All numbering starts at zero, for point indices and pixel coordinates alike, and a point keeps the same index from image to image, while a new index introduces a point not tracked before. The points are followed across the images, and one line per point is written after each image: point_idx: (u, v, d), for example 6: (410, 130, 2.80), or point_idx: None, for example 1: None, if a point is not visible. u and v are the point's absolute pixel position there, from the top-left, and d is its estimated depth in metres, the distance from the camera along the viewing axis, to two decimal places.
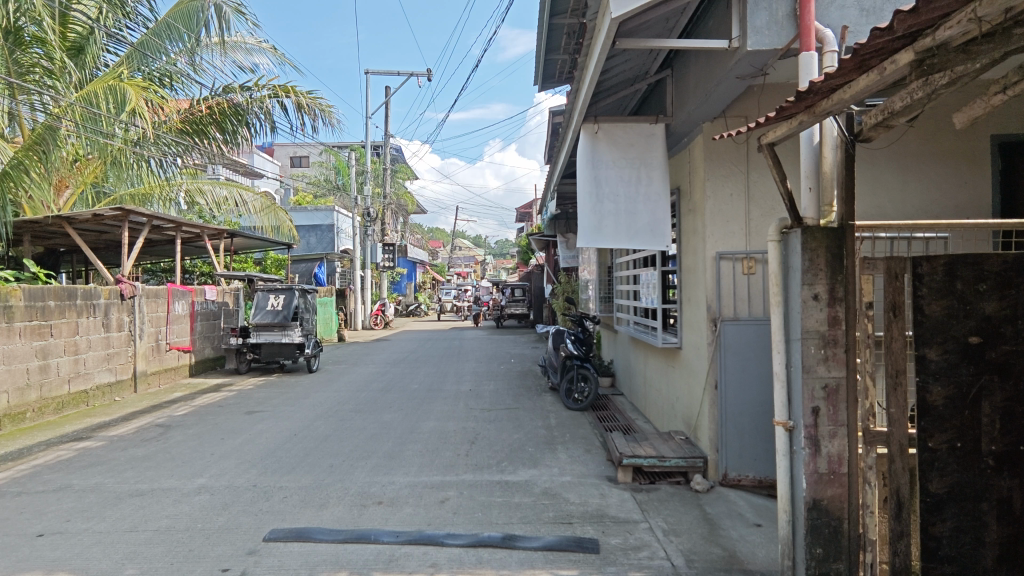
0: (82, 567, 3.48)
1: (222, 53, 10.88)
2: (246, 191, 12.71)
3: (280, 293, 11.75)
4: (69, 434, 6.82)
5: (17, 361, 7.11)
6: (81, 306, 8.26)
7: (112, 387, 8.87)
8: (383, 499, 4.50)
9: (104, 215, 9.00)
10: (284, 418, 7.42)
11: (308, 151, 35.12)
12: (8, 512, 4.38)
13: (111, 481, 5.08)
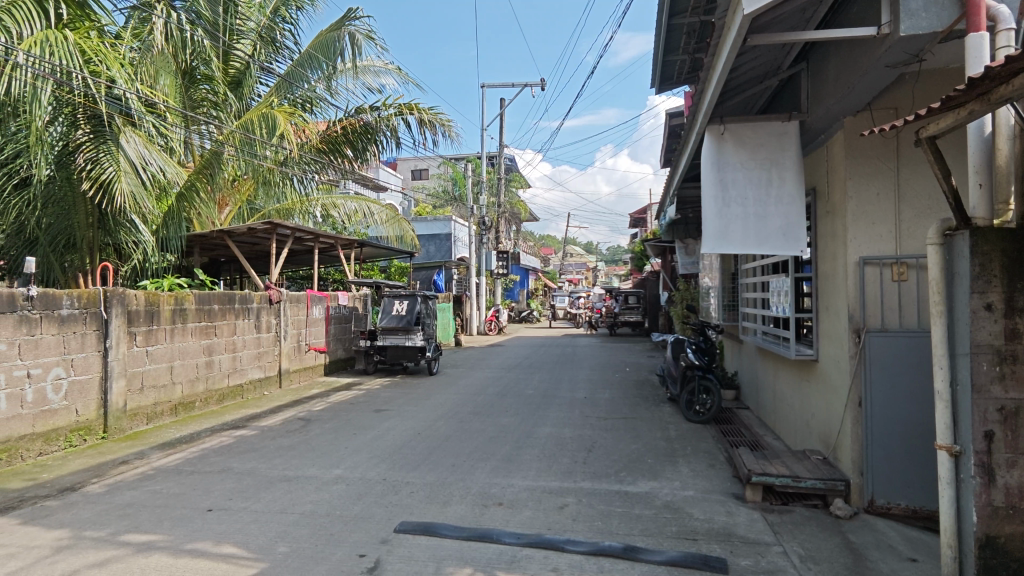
0: (243, 540, 3.91)
1: (355, 77, 11.81)
2: (375, 204, 13.67)
3: (404, 300, 12.47)
4: (229, 422, 7.73)
5: (189, 357, 8.17)
6: (238, 309, 9.32)
7: (262, 383, 9.90)
8: (503, 501, 4.61)
9: (256, 229, 10.09)
10: (408, 417, 7.87)
11: (428, 164, 37.07)
12: (184, 488, 5.06)
13: (264, 466, 5.69)
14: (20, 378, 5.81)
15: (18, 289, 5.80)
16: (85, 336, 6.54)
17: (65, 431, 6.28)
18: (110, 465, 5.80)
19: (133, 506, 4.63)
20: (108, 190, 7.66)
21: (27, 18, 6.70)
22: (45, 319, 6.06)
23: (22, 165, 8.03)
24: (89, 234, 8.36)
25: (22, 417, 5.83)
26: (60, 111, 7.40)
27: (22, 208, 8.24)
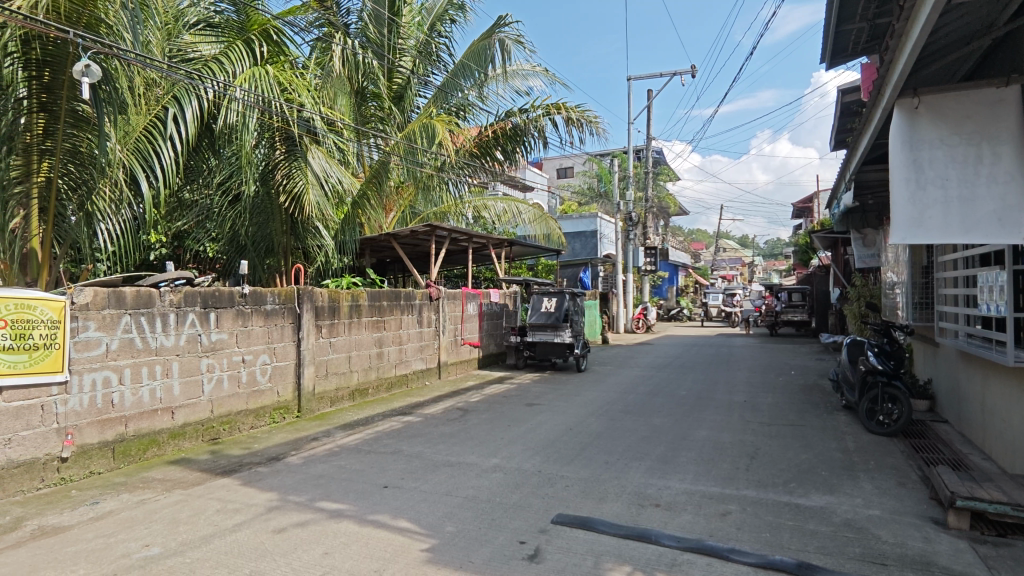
0: (416, 517, 4.27)
1: (505, 82, 12.24)
2: (522, 204, 14.03)
3: (552, 297, 12.67)
4: (398, 409, 8.46)
5: (363, 348, 9.07)
6: (403, 305, 10.14)
7: (424, 373, 10.70)
8: (661, 502, 4.51)
9: (418, 232, 10.92)
10: (559, 412, 8.01)
11: (573, 161, 37.33)
12: (364, 465, 5.64)
13: (429, 450, 6.15)
14: (238, 362, 6.90)
15: (235, 288, 6.87)
16: (284, 328, 7.58)
17: (270, 409, 7.34)
18: (304, 440, 6.66)
19: (324, 477, 5.28)
20: (300, 201, 8.88)
21: (240, 57, 7.95)
22: (255, 313, 7.12)
23: (233, 184, 9.37)
24: (284, 240, 9.72)
25: (239, 396, 6.93)
26: (264, 134, 8.63)
27: (234, 220, 9.71)
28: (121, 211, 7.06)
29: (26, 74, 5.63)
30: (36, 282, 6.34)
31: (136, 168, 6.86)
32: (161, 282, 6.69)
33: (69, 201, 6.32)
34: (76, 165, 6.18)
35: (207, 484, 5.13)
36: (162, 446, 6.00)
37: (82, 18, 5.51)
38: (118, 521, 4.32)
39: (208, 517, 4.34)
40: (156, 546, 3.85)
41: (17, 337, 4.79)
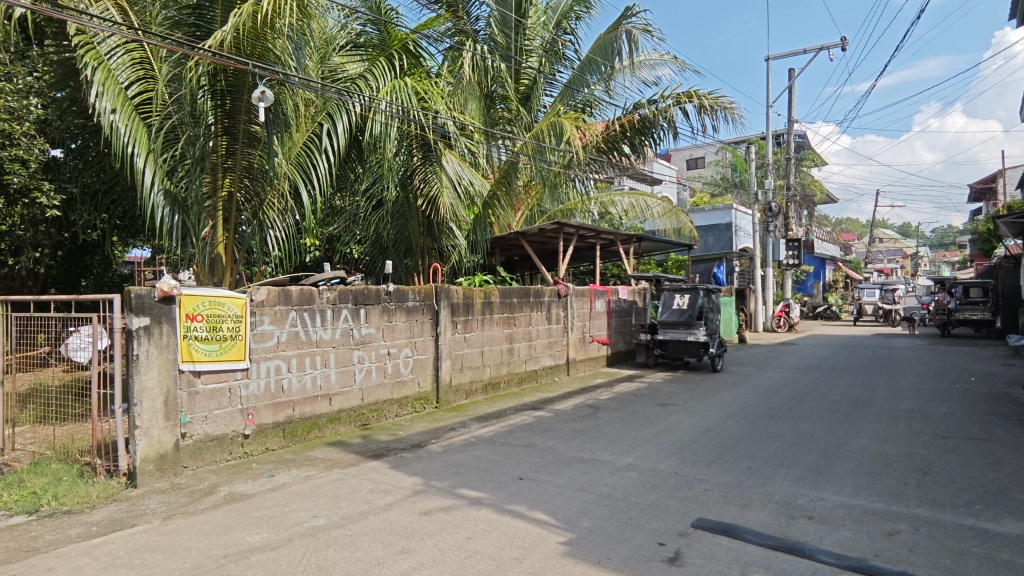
0: (552, 510, 4.33)
1: (632, 74, 11.99)
2: (651, 198, 13.63)
3: (685, 293, 12.16)
4: (529, 403, 8.65)
5: (496, 343, 9.37)
6: (533, 302, 10.32)
7: (553, 369, 10.83)
8: (814, 515, 4.17)
9: (547, 229, 11.02)
10: (695, 413, 7.69)
11: (704, 150, 35.64)
12: (499, 457, 5.84)
13: (562, 446, 6.22)
14: (384, 355, 7.46)
15: (381, 286, 7.42)
16: (423, 323, 8.06)
17: (412, 399, 7.86)
18: (443, 430, 7.03)
19: (463, 466, 5.55)
20: (436, 203, 9.40)
21: (382, 72, 8.49)
22: (398, 309, 7.64)
23: (378, 190, 10.12)
24: (422, 241, 10.29)
25: (385, 385, 7.49)
26: (403, 142, 9.19)
27: (377, 223, 10.49)
28: (286, 218, 7.98)
29: (214, 103, 6.51)
30: (222, 282, 7.33)
31: (297, 180, 7.71)
32: (320, 281, 7.43)
33: (245, 211, 7.21)
34: (251, 180, 7.05)
35: (362, 466, 5.63)
36: (322, 429, 6.68)
37: (257, 50, 6.23)
38: (290, 493, 4.89)
39: (364, 495, 4.76)
40: (322, 517, 4.30)
41: (211, 329, 5.61)
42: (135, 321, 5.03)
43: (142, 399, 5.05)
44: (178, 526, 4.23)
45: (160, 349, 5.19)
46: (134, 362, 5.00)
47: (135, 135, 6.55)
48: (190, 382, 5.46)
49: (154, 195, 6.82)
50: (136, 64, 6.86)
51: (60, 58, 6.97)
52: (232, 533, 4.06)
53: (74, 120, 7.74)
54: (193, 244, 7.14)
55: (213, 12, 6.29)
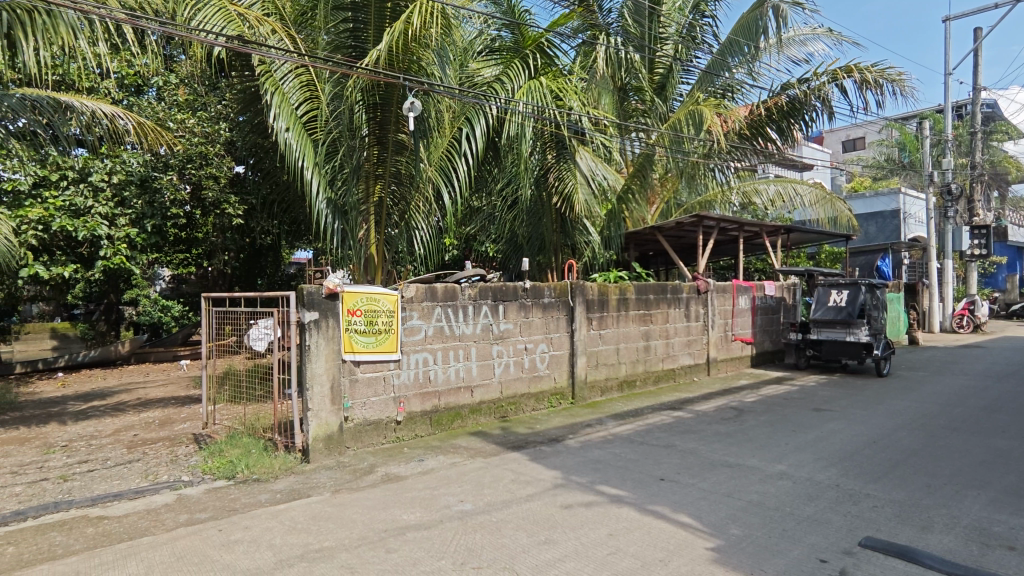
0: (697, 514, 4.17)
1: (780, 52, 11.11)
2: (801, 185, 12.57)
3: (843, 289, 11.04)
4: (666, 402, 8.39)
5: (631, 340, 9.21)
6: (670, 299, 9.97)
7: (692, 369, 10.40)
8: (1016, 545, 3.59)
9: (684, 222, 10.58)
10: (857, 421, 6.96)
11: (864, 130, 32.05)
12: (638, 455, 5.74)
13: (705, 448, 5.96)
14: (521, 350, 7.66)
15: (519, 282, 7.61)
16: (559, 319, 8.15)
17: (548, 393, 8.00)
18: (580, 426, 7.07)
19: (602, 462, 5.54)
20: (570, 200, 9.43)
21: (517, 74, 8.74)
22: (535, 305, 7.80)
23: (513, 189, 10.12)
24: (555, 237, 10.35)
25: (523, 380, 7.69)
26: (538, 141, 9.32)
27: (512, 222, 10.71)
28: (430, 220, 8.46)
29: (368, 116, 7.08)
30: (375, 280, 8.09)
31: (440, 183, 8.15)
32: (462, 278, 7.82)
33: (394, 213, 7.78)
34: (399, 184, 7.58)
35: (503, 456, 5.84)
36: (464, 419, 7.04)
37: (405, 63, 6.67)
38: (439, 477, 5.21)
39: (506, 485, 4.94)
40: (468, 502, 4.53)
41: (369, 323, 6.14)
42: (307, 314, 5.67)
43: (313, 384, 5.68)
44: (344, 500, 4.71)
45: (326, 340, 5.80)
46: (307, 351, 5.65)
47: (303, 150, 7.31)
48: (351, 370, 6.04)
49: (318, 204, 7.59)
50: (304, 86, 7.62)
51: (245, 86, 7.99)
52: (391, 510, 4.44)
53: (255, 140, 8.87)
54: (351, 246, 7.87)
55: (367, 33, 6.85)
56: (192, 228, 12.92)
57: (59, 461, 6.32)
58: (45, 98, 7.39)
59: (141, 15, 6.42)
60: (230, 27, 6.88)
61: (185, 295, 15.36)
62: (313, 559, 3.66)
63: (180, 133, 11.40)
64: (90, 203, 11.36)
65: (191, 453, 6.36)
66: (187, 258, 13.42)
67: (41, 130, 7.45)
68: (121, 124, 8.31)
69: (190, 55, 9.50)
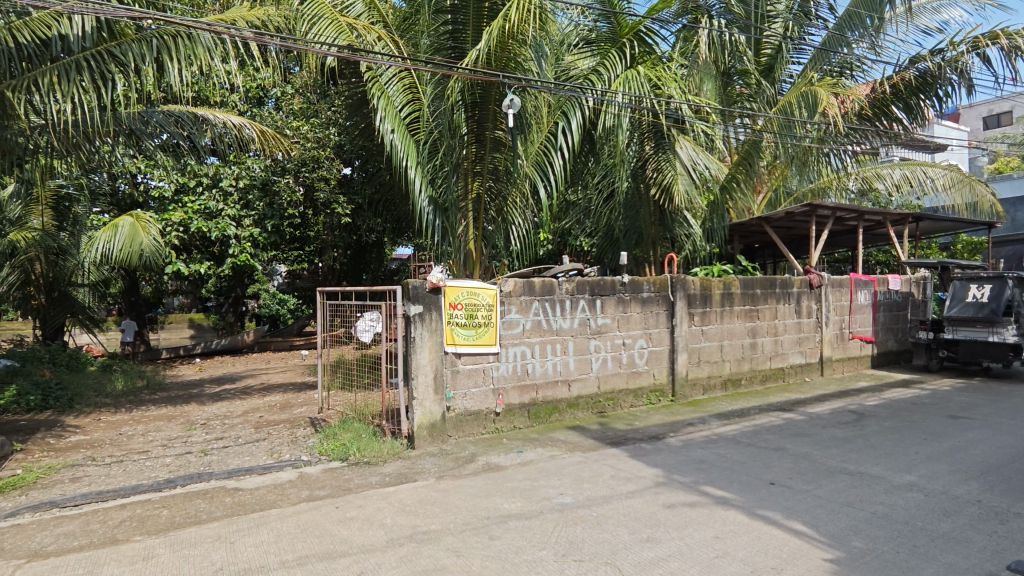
0: (813, 522, 3.93)
1: (908, 22, 10.09)
2: (933, 167, 11.39)
3: (985, 283, 9.87)
4: (775, 403, 7.93)
5: (736, 337, 8.79)
6: (779, 294, 9.40)
7: (803, 369, 9.75)
8: None
9: (795, 212, 9.91)
10: (1002, 431, 6.21)
11: (1011, 103, 28.34)
12: (745, 458, 5.49)
13: (821, 453, 5.57)
14: (619, 345, 7.55)
15: (617, 276, 7.50)
16: (659, 315, 7.94)
17: (648, 390, 7.83)
18: (681, 424, 6.87)
19: (705, 463, 5.35)
20: (669, 192, 9.08)
21: (614, 64, 8.57)
22: (633, 300, 7.65)
23: (610, 181, 9.96)
24: (653, 230, 10.07)
25: (621, 375, 7.59)
26: (635, 132, 9.12)
27: (608, 216, 10.52)
28: (527, 215, 8.54)
29: (467, 115, 7.28)
30: (473, 274, 8.25)
31: (536, 178, 8.20)
32: (559, 273, 7.85)
33: (491, 209, 7.93)
34: (496, 180, 7.73)
35: (601, 452, 5.80)
36: (562, 413, 7.07)
37: (504, 62, 6.76)
38: (538, 469, 5.28)
39: (606, 480, 4.91)
40: (568, 496, 4.56)
41: (469, 316, 6.31)
42: (412, 307, 5.95)
43: (417, 374, 5.96)
44: (449, 486, 4.90)
45: (430, 333, 6.04)
46: (413, 342, 5.93)
47: (407, 150, 7.62)
48: (453, 362, 6.25)
49: (421, 202, 7.84)
50: (407, 89, 7.88)
51: (353, 92, 8.48)
52: (493, 499, 4.56)
53: (361, 143, 9.36)
54: (451, 242, 8.11)
55: (466, 33, 7.02)
56: (305, 228, 13.65)
57: (200, 437, 7.09)
58: (185, 113, 8.29)
59: (266, 32, 7.01)
60: (342, 37, 7.31)
61: (299, 289, 16.59)
62: (421, 540, 3.85)
63: (295, 139, 12.25)
64: (220, 205, 12.69)
65: (309, 435, 6.89)
66: (301, 255, 14.20)
67: (181, 141, 8.36)
68: (246, 133, 9.09)
69: (305, 66, 10.22)
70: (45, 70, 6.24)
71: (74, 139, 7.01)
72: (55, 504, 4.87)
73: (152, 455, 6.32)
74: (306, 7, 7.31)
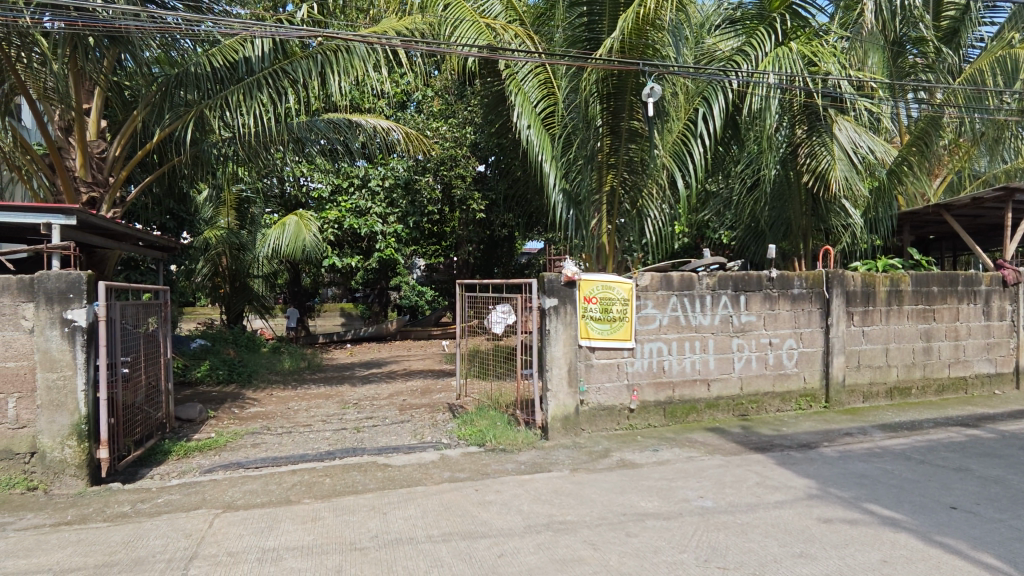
0: (1009, 558, 3.38)
1: None
2: None
3: None
4: (954, 417, 6.94)
5: (906, 340, 7.81)
6: (961, 292, 8.17)
7: (991, 379, 8.41)
8: None
9: (985, 198, 8.54)
10: None
11: None
12: (918, 476, 4.86)
13: (1017, 478, 4.77)
14: (765, 344, 7.04)
15: (764, 271, 6.99)
16: (812, 313, 7.28)
17: (797, 395, 7.24)
18: (837, 433, 6.26)
19: (868, 478, 4.82)
20: (825, 179, 8.22)
21: (762, 41, 7.95)
22: (782, 296, 7.09)
23: (755, 169, 9.26)
24: (804, 222, 9.18)
25: (767, 377, 7.07)
26: (784, 115, 8.33)
27: (753, 206, 9.71)
28: (664, 207, 8.23)
29: (602, 106, 7.12)
30: (606, 269, 8.13)
31: (675, 169, 7.91)
32: (699, 266, 7.51)
33: (625, 202, 7.74)
34: (632, 173, 7.52)
35: (745, 457, 5.46)
36: (700, 414, 6.77)
37: (640, 48, 6.61)
38: (676, 469, 5.10)
39: (750, 487, 4.62)
40: (709, 500, 4.36)
41: (604, 310, 6.25)
42: (548, 300, 6.01)
43: (552, 366, 6.03)
44: (583, 479, 4.92)
45: (565, 326, 6.08)
46: (548, 335, 6.01)
47: (542, 145, 7.70)
48: (587, 355, 6.24)
49: (555, 194, 7.90)
50: (542, 84, 7.92)
51: (490, 91, 8.71)
52: (629, 496, 4.48)
53: (497, 140, 9.60)
54: (584, 236, 8.05)
55: (601, 23, 6.94)
56: (442, 224, 14.46)
57: (353, 416, 7.78)
58: (342, 119, 9.09)
59: (413, 40, 7.46)
60: (482, 38, 7.56)
61: (436, 281, 17.50)
62: (558, 530, 3.90)
63: (435, 139, 12.82)
64: (369, 203, 13.82)
65: (448, 420, 7.27)
66: (438, 250, 15.04)
67: (338, 145, 9.16)
68: (393, 136, 9.77)
69: (446, 69, 10.73)
70: (234, 90, 7.18)
71: (254, 147, 7.99)
72: (241, 465, 5.63)
73: (315, 429, 7.06)
74: (450, 12, 7.64)
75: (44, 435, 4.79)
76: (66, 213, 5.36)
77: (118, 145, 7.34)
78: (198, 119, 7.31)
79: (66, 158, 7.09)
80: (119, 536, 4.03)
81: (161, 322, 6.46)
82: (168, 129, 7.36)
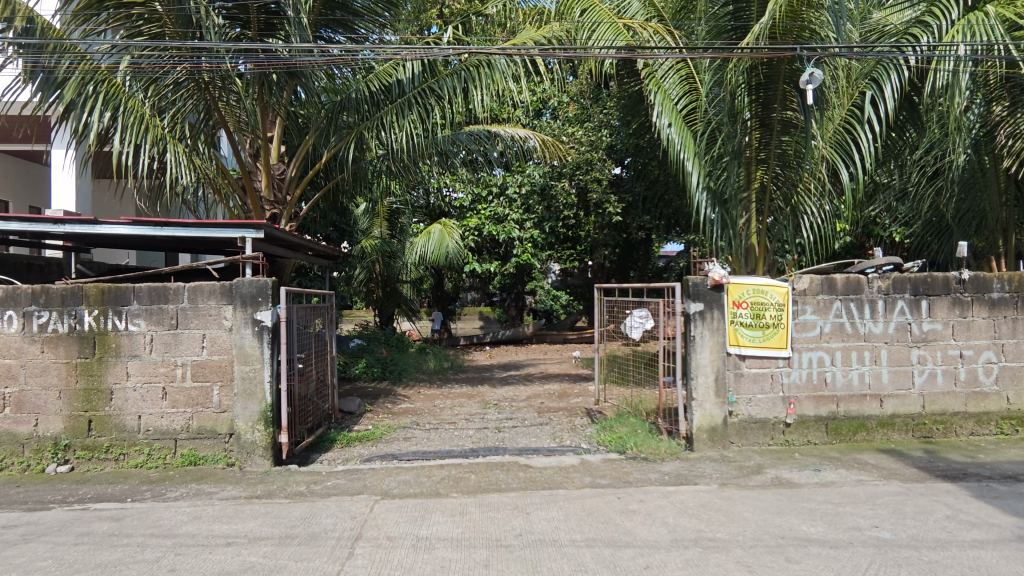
0: None
1: None
2: None
3: None
4: None
5: None
6: None
7: None
8: None
9: None
10: None
11: None
12: None
13: None
14: (955, 357, 6.10)
15: (952, 273, 6.08)
16: (1017, 321, 6.18)
17: (997, 417, 6.18)
18: None
19: None
20: None
21: (948, 7, 6.86)
22: (977, 302, 6.11)
23: (938, 155, 8.02)
24: (1004, 214, 7.82)
25: (957, 395, 6.12)
26: (978, 91, 7.18)
27: (934, 198, 8.39)
28: (824, 204, 7.54)
29: (751, 99, 6.65)
30: (755, 272, 7.54)
31: (837, 161, 7.19)
32: (869, 268, 6.73)
33: (778, 198, 7.19)
34: (785, 167, 6.97)
35: (930, 485, 4.77)
36: (871, 433, 6.05)
37: (795, 32, 6.15)
38: (844, 493, 4.60)
39: (939, 521, 4.01)
40: (886, 530, 3.86)
41: (756, 316, 5.84)
42: (693, 305, 5.74)
43: (697, 374, 5.76)
44: (735, 496, 4.61)
45: (711, 332, 5.77)
46: (693, 341, 5.74)
47: (686, 143, 7.25)
48: (736, 364, 5.85)
49: (698, 194, 7.34)
50: (684, 80, 7.65)
51: (627, 93, 8.56)
52: (788, 518, 4.12)
53: (634, 141, 9.42)
54: (730, 237, 7.46)
55: (750, 9, 6.50)
56: (578, 228, 14.51)
57: (494, 416, 8.03)
58: (482, 131, 9.44)
59: (552, 48, 7.44)
60: (620, 39, 7.44)
61: (572, 285, 17.55)
62: (708, 547, 3.70)
63: (571, 145, 12.89)
64: (507, 211, 14.56)
65: (587, 425, 7.23)
66: (573, 254, 15.13)
67: (479, 156, 9.51)
68: (529, 144, 10.00)
69: (581, 73, 10.76)
70: (389, 111, 7.85)
71: (406, 162, 8.65)
72: (395, 457, 6.07)
73: (460, 426, 7.41)
74: (587, 17, 7.66)
75: (239, 418, 5.56)
76: (256, 228, 6.18)
77: (295, 167, 8.32)
78: (358, 140, 8.05)
79: (255, 181, 8.17)
80: (298, 513, 4.54)
81: (328, 323, 7.20)
82: (333, 150, 8.13)
